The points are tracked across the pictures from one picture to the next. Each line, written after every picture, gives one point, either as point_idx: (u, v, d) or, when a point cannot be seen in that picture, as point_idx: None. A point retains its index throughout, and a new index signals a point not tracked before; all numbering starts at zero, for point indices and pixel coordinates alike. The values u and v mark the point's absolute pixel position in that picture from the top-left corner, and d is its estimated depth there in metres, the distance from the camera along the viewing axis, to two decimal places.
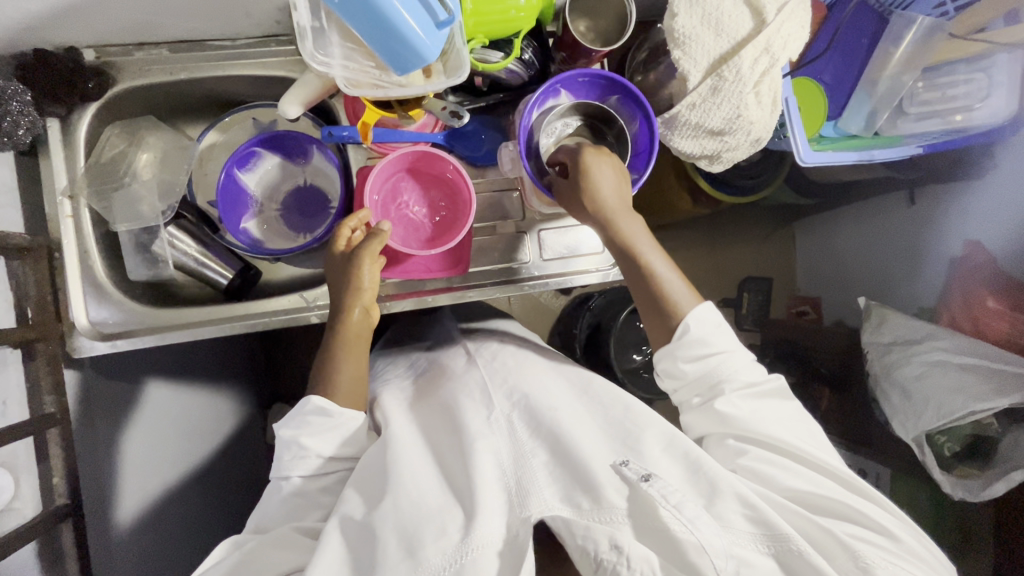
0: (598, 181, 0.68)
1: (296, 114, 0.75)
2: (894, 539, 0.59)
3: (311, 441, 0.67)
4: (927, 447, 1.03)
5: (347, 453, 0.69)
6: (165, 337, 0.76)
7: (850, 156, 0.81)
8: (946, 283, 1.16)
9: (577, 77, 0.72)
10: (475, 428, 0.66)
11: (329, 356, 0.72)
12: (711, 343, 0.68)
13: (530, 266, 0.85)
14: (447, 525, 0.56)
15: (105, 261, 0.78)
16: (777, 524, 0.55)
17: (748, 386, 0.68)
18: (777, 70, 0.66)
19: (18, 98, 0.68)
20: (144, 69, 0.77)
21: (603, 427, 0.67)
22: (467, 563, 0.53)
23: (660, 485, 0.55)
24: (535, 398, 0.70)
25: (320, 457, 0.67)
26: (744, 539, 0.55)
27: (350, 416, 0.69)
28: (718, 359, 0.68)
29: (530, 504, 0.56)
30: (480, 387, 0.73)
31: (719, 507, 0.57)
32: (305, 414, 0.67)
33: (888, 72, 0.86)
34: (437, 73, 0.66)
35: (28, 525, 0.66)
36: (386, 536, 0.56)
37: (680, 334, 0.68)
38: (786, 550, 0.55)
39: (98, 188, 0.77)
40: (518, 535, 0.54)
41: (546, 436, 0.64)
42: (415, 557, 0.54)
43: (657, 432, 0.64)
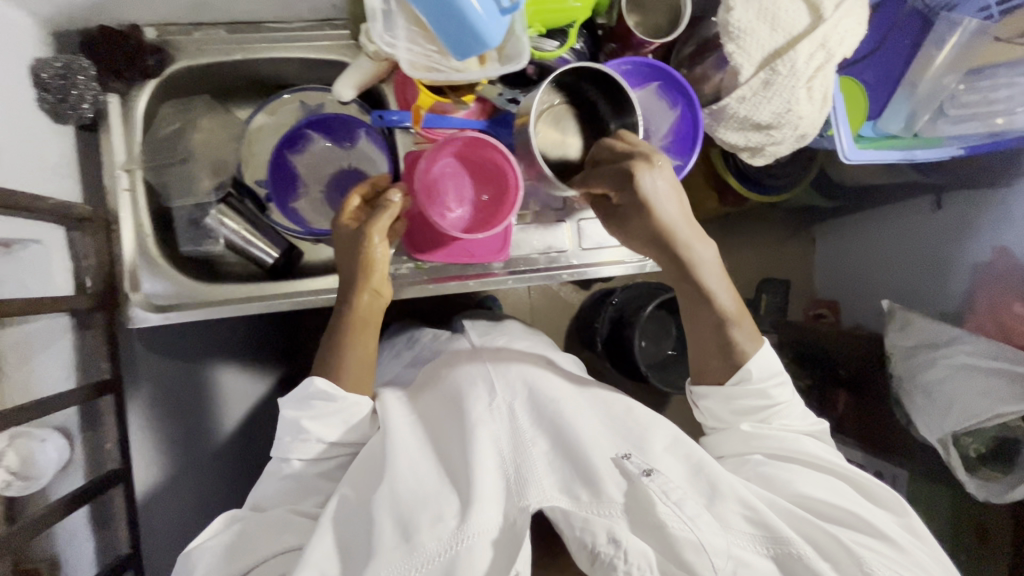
0: (657, 209, 0.67)
1: (349, 97, 0.78)
2: (903, 547, 0.60)
3: (313, 423, 0.67)
4: (952, 448, 1.03)
5: (349, 438, 0.69)
6: (216, 311, 0.77)
7: (893, 155, 0.82)
8: (970, 288, 1.16)
9: (621, 66, 0.74)
10: (476, 414, 0.65)
11: (336, 343, 0.72)
12: (771, 397, 0.70)
13: (569, 253, 0.88)
14: (443, 510, 0.57)
15: (159, 236, 0.79)
16: (779, 528, 0.58)
17: (790, 428, 0.71)
18: (831, 67, 0.67)
19: (83, 72, 0.72)
20: (201, 48, 0.78)
21: (605, 422, 0.68)
22: (462, 550, 0.55)
23: (661, 480, 0.58)
24: (541, 388, 0.69)
25: (320, 441, 0.67)
26: (744, 540, 0.57)
27: (356, 400, 0.69)
28: (774, 410, 0.71)
29: (528, 493, 0.58)
30: (482, 375, 0.71)
31: (721, 508, 0.59)
32: (308, 395, 0.68)
33: (930, 73, 0.87)
34: (492, 60, 0.68)
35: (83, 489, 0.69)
36: (382, 518, 0.57)
37: (740, 380, 0.70)
38: (787, 553, 0.57)
39: (154, 162, 0.79)
40: (516, 523, 0.56)
41: (548, 424, 0.64)
42: (411, 542, 0.55)
43: (660, 431, 0.66)
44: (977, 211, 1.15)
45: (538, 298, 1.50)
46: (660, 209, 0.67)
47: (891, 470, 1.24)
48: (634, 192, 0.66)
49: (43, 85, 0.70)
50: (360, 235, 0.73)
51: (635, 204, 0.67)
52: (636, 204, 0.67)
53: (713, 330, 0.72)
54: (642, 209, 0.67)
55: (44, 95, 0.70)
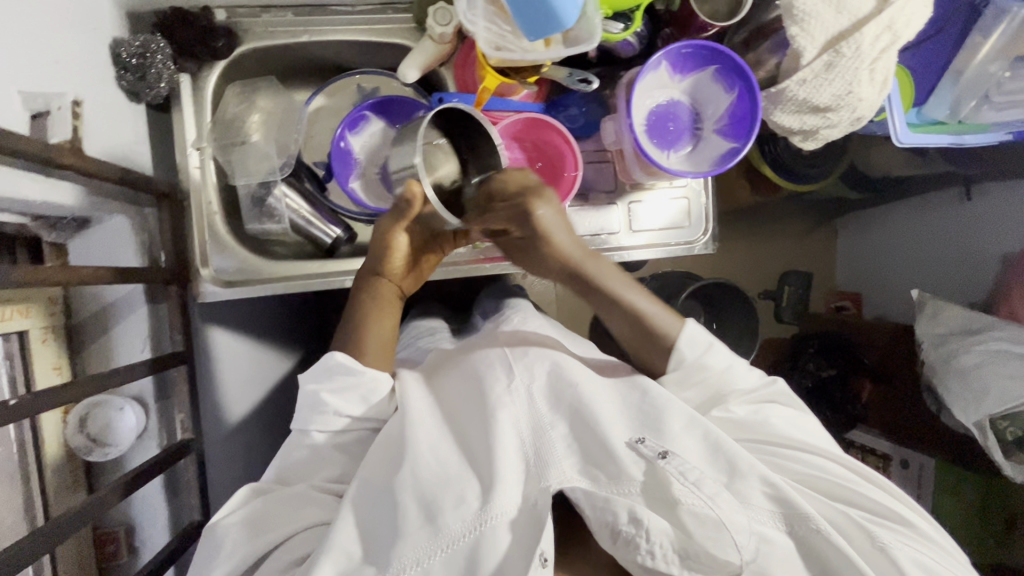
0: (553, 237, 0.67)
1: (413, 79, 0.80)
2: (906, 523, 0.61)
3: (332, 397, 0.63)
4: (989, 432, 1.01)
5: (367, 412, 0.65)
6: (282, 287, 0.80)
7: (944, 139, 0.87)
8: (998, 277, 1.17)
9: (681, 49, 0.75)
10: (495, 395, 0.62)
11: (355, 324, 0.70)
12: (708, 366, 0.69)
13: (620, 236, 0.89)
14: (465, 492, 0.55)
15: (225, 214, 0.81)
16: (798, 503, 0.57)
17: (749, 395, 0.70)
18: (894, 49, 0.70)
19: (160, 52, 0.74)
20: (268, 30, 0.80)
21: (621, 401, 0.64)
22: (486, 531, 0.53)
23: (677, 462, 0.57)
24: (562, 366, 0.66)
25: (338, 414, 0.63)
26: (764, 515, 0.57)
27: (373, 376, 0.65)
28: (719, 377, 0.69)
29: (549, 474, 0.56)
30: (501, 357, 0.67)
31: (740, 485, 0.58)
32: (329, 370, 0.64)
33: (976, 61, 0.88)
34: (556, 44, 0.69)
35: (163, 453, 0.70)
36: (407, 501, 0.55)
37: (677, 362, 0.68)
38: (807, 529, 0.57)
39: (220, 141, 0.80)
40: (537, 504, 0.54)
41: (568, 406, 0.62)
42: (435, 523, 0.53)
43: (679, 410, 0.62)
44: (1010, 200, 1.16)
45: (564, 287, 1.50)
46: (556, 243, 0.67)
47: (918, 458, 1.21)
48: (529, 224, 0.66)
49: (122, 63, 0.72)
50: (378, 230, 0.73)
51: (534, 241, 0.68)
52: (535, 239, 0.67)
53: (631, 323, 0.69)
54: (543, 244, 0.67)
55: (123, 74, 0.72)
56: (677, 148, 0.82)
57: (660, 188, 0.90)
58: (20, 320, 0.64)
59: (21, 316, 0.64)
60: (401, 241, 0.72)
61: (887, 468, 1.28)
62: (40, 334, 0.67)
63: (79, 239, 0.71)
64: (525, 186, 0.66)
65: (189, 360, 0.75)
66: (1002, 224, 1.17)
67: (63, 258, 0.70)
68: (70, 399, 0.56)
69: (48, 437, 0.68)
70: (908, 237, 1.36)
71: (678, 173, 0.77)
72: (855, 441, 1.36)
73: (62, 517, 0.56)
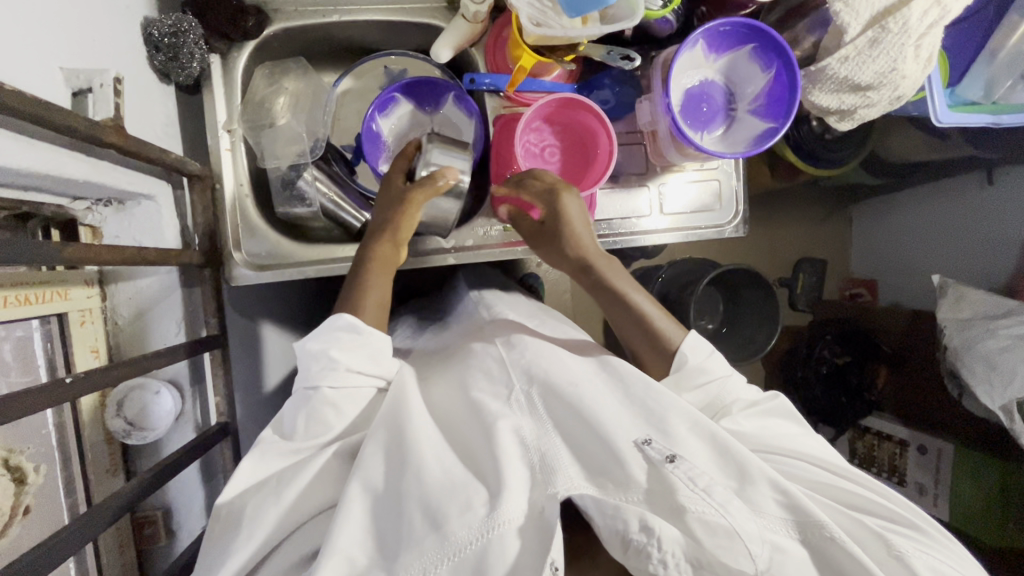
0: (576, 227, 0.76)
1: (446, 58, 0.80)
2: (917, 526, 0.58)
3: (341, 354, 0.64)
4: (1017, 416, 0.98)
5: (374, 369, 0.66)
6: (315, 271, 0.80)
7: (982, 119, 0.86)
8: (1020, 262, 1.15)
9: (718, 28, 0.74)
10: (494, 408, 0.63)
11: (358, 288, 0.71)
12: (709, 370, 0.69)
13: (649, 218, 0.89)
14: (471, 499, 0.54)
15: (255, 196, 0.81)
16: (812, 512, 0.55)
17: (747, 404, 0.68)
18: (942, 25, 0.69)
19: (191, 32, 0.72)
20: (298, 11, 0.80)
21: (623, 401, 0.63)
22: (495, 539, 0.51)
23: (685, 467, 0.55)
24: (554, 374, 0.65)
25: (349, 370, 0.64)
26: (777, 524, 0.55)
27: (379, 337, 0.68)
28: (718, 385, 0.69)
29: (556, 480, 0.55)
30: (498, 364, 0.69)
31: (751, 492, 0.56)
32: (335, 328, 0.66)
33: (1013, 40, 0.85)
34: (593, 21, 0.69)
35: (201, 437, 0.70)
36: (411, 509, 0.54)
37: (679, 366, 0.69)
38: (821, 538, 0.54)
39: (251, 122, 0.79)
40: (544, 511, 0.53)
41: (568, 411, 0.61)
42: (441, 531, 0.52)
43: (682, 411, 0.61)
44: None
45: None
46: (577, 234, 0.76)
47: (936, 443, 1.19)
48: (558, 208, 0.75)
49: (154, 43, 0.71)
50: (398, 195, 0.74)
51: (559, 229, 0.76)
52: (560, 227, 0.76)
53: (629, 316, 0.74)
54: (567, 233, 0.75)
55: (155, 54, 0.71)
56: (711, 129, 0.82)
57: (687, 168, 0.89)
58: (58, 302, 0.64)
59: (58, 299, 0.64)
60: (417, 214, 0.73)
61: (904, 454, 1.27)
62: (77, 317, 0.66)
63: (114, 217, 0.69)
64: (557, 180, 0.77)
65: (223, 344, 0.75)
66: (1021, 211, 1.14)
67: (98, 238, 0.69)
68: (118, 379, 0.56)
69: (89, 418, 0.68)
70: (924, 225, 1.34)
71: (717, 154, 0.76)
72: (871, 426, 1.35)
73: (108, 500, 0.55)
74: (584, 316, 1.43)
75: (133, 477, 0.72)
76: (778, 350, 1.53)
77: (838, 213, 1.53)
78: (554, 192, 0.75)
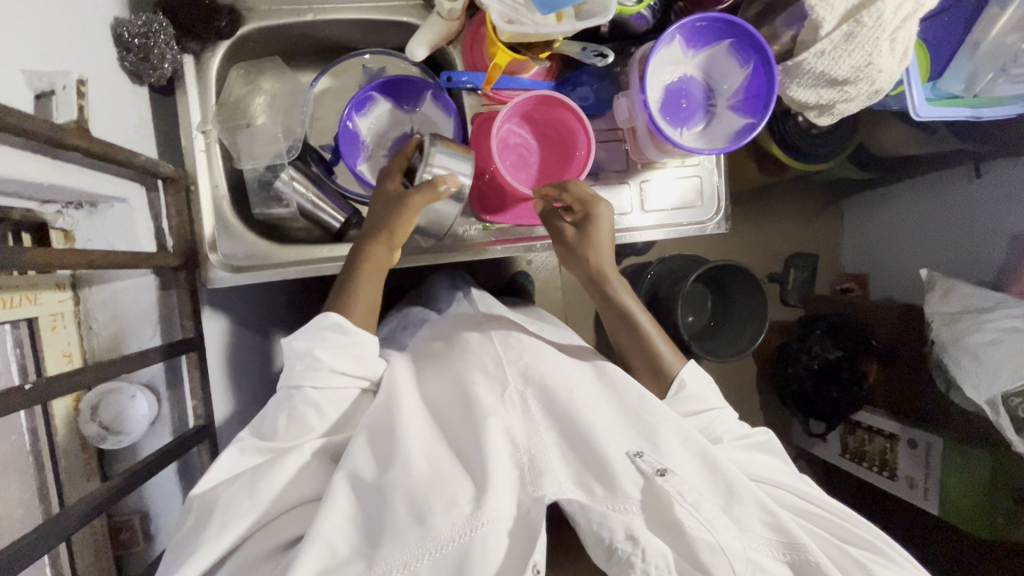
0: (603, 235, 0.78)
1: (421, 56, 0.79)
2: (891, 555, 0.61)
3: (325, 354, 0.64)
4: (1002, 410, 0.98)
5: (359, 371, 0.67)
6: (291, 272, 0.80)
7: (962, 112, 0.85)
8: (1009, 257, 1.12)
9: (695, 23, 0.74)
10: (488, 403, 0.62)
11: (346, 287, 0.71)
12: (705, 399, 0.71)
13: (630, 216, 0.88)
14: (457, 495, 0.54)
15: (231, 197, 0.80)
16: (796, 534, 0.56)
17: (737, 436, 0.71)
18: (916, 18, 0.68)
19: (162, 32, 0.72)
20: (271, 10, 0.79)
21: (617, 413, 0.64)
22: (477, 537, 0.51)
23: (676, 481, 0.56)
24: (549, 380, 0.66)
25: (332, 371, 0.64)
26: (761, 544, 0.56)
27: (366, 338, 0.68)
28: (713, 415, 0.71)
29: (542, 483, 0.54)
30: (493, 360, 0.69)
31: (739, 510, 0.57)
32: (322, 328, 0.66)
33: (994, 33, 0.85)
34: (568, 18, 0.68)
35: (178, 440, 0.70)
36: (395, 502, 0.54)
37: (677, 390, 0.71)
38: (803, 560, 0.56)
39: (226, 124, 0.79)
40: (529, 514, 0.53)
41: (560, 415, 0.62)
42: (425, 525, 0.52)
43: (675, 425, 0.62)
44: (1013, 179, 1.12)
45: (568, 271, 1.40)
46: (602, 242, 0.78)
47: (925, 437, 1.17)
48: (593, 213, 0.77)
49: (124, 43, 0.70)
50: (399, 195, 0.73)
51: (586, 234, 0.77)
52: (588, 232, 0.77)
53: (635, 335, 0.76)
54: (593, 239, 0.77)
55: (125, 55, 0.70)
56: (690, 125, 0.81)
57: (669, 165, 0.89)
58: (27, 307, 0.63)
59: (28, 303, 0.63)
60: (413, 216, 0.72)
61: (894, 448, 1.25)
62: (48, 321, 0.66)
63: (86, 220, 0.68)
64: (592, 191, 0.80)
65: (199, 347, 0.75)
66: (1008, 204, 1.13)
67: (70, 241, 0.68)
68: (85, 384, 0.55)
69: (62, 424, 0.68)
70: (913, 220, 1.33)
71: (694, 150, 0.75)
72: (861, 421, 1.34)
73: (74, 507, 0.55)
74: (576, 315, 1.42)
75: (109, 480, 0.72)
76: (769, 345, 1.53)
77: (830, 208, 1.52)
78: (590, 200, 0.77)
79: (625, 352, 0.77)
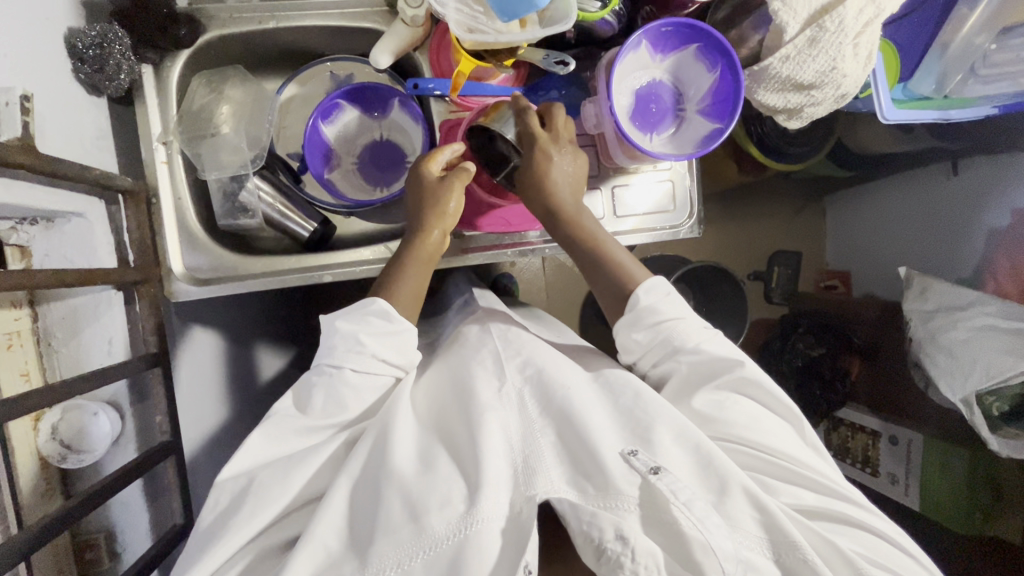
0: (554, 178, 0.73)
1: (386, 64, 0.78)
2: (889, 563, 0.57)
3: (369, 339, 0.63)
4: (976, 408, 0.97)
5: (397, 360, 0.65)
6: (254, 285, 0.78)
7: (931, 114, 0.85)
8: (987, 253, 1.10)
9: (660, 28, 0.73)
10: (485, 400, 0.62)
11: (393, 273, 0.70)
12: (661, 311, 0.68)
13: (606, 222, 0.87)
14: (451, 494, 0.53)
15: (197, 208, 0.79)
16: (788, 531, 0.53)
17: (698, 349, 0.67)
18: (879, 22, 0.69)
19: (118, 42, 0.70)
20: (233, 17, 0.78)
21: (612, 413, 0.62)
22: (471, 535, 0.50)
23: (670, 479, 0.53)
24: (551, 372, 0.65)
25: (374, 357, 0.63)
26: (753, 542, 0.53)
27: (411, 326, 0.66)
28: (671, 326, 0.68)
29: (536, 482, 0.53)
30: (492, 356, 0.69)
31: (729, 506, 0.54)
32: (367, 312, 0.64)
33: (964, 32, 0.85)
34: (532, 24, 0.67)
35: (141, 457, 0.69)
36: (390, 498, 0.53)
37: (630, 305, 0.69)
38: (794, 557, 0.53)
39: (189, 134, 0.78)
40: (522, 514, 0.51)
41: (555, 411, 0.60)
42: (419, 523, 0.51)
43: (670, 421, 0.59)
44: (991, 174, 1.10)
45: (552, 273, 1.40)
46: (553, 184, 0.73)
47: (905, 434, 1.17)
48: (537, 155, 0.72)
49: (79, 54, 0.68)
50: (435, 179, 0.72)
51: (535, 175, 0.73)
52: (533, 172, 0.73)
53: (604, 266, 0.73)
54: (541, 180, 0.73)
55: (80, 66, 0.69)
56: (660, 130, 0.80)
57: (646, 170, 0.88)
58: None
59: None
60: (452, 197, 0.71)
61: (876, 444, 1.25)
62: (4, 341, 0.64)
63: (42, 235, 0.67)
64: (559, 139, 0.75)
65: (164, 362, 0.73)
66: (992, 198, 1.10)
67: (26, 258, 0.67)
68: (37, 406, 0.54)
69: (20, 448, 0.66)
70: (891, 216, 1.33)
71: (662, 155, 0.74)
72: (845, 418, 1.33)
73: (24, 531, 0.53)
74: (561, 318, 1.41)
75: (72, 498, 0.71)
76: (753, 343, 1.53)
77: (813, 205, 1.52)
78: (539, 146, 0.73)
79: (598, 291, 0.75)
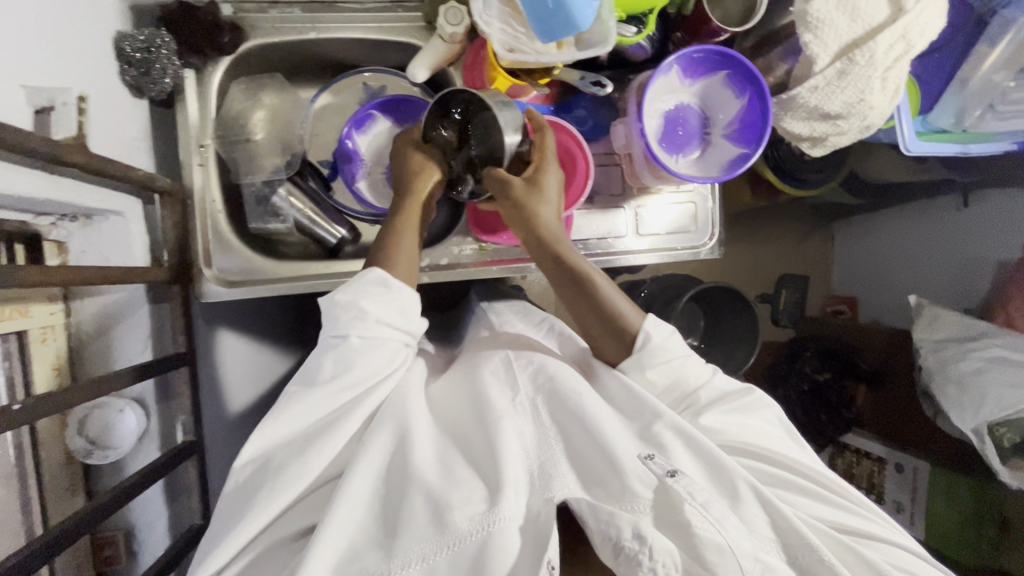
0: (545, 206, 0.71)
1: (422, 79, 0.80)
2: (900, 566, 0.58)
3: (371, 306, 0.62)
4: (987, 439, 0.96)
5: (401, 323, 0.64)
6: (279, 287, 0.79)
7: (948, 149, 0.89)
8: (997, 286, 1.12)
9: (693, 54, 0.75)
10: (501, 406, 0.62)
11: (393, 236, 0.69)
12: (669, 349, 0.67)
13: (627, 239, 0.89)
14: (472, 492, 0.53)
15: (228, 211, 0.81)
16: (805, 535, 0.53)
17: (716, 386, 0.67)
18: (908, 58, 0.71)
19: (165, 47, 0.72)
20: (275, 27, 0.80)
21: (622, 418, 0.62)
22: (494, 533, 0.50)
23: (686, 482, 0.54)
24: (561, 378, 0.65)
25: (378, 322, 0.62)
26: (767, 546, 0.54)
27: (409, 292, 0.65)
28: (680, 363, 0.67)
29: (553, 486, 0.54)
30: (505, 364, 0.69)
31: (745, 510, 0.55)
32: (365, 279, 0.63)
33: (982, 70, 0.87)
34: (568, 45, 0.69)
35: (164, 457, 0.69)
36: (413, 497, 0.53)
37: (641, 344, 0.66)
38: (815, 560, 0.53)
39: (226, 138, 0.80)
40: (541, 515, 0.52)
41: (569, 420, 0.61)
42: (442, 519, 0.51)
43: (678, 425, 0.60)
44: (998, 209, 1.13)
45: None
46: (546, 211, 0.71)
47: (911, 461, 1.17)
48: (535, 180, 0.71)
49: (126, 57, 0.70)
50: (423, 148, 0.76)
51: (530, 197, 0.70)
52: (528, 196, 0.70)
53: (597, 313, 0.68)
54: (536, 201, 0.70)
55: (127, 69, 0.70)
56: (686, 152, 0.82)
57: (666, 191, 0.90)
58: (20, 320, 0.62)
59: (19, 317, 0.62)
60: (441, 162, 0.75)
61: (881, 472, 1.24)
62: (39, 334, 0.65)
63: (81, 232, 0.68)
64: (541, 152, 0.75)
65: (190, 361, 0.74)
66: (1001, 232, 1.12)
67: (62, 253, 0.67)
68: (72, 401, 0.54)
69: (46, 441, 0.66)
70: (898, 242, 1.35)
71: (687, 177, 0.76)
72: (850, 443, 1.31)
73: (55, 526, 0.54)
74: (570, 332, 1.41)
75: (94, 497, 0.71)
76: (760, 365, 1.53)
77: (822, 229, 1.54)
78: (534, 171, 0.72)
79: (587, 330, 0.70)
